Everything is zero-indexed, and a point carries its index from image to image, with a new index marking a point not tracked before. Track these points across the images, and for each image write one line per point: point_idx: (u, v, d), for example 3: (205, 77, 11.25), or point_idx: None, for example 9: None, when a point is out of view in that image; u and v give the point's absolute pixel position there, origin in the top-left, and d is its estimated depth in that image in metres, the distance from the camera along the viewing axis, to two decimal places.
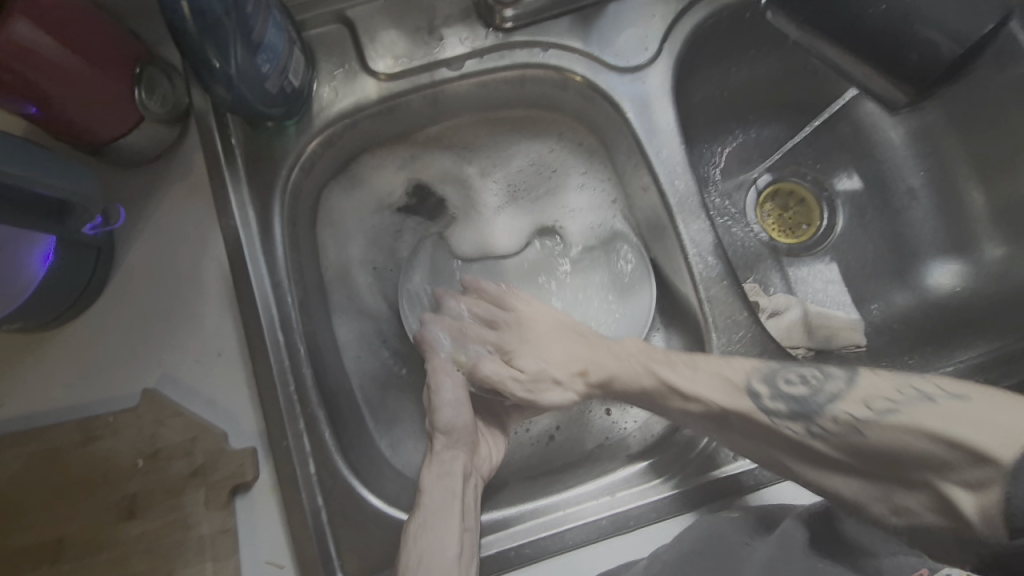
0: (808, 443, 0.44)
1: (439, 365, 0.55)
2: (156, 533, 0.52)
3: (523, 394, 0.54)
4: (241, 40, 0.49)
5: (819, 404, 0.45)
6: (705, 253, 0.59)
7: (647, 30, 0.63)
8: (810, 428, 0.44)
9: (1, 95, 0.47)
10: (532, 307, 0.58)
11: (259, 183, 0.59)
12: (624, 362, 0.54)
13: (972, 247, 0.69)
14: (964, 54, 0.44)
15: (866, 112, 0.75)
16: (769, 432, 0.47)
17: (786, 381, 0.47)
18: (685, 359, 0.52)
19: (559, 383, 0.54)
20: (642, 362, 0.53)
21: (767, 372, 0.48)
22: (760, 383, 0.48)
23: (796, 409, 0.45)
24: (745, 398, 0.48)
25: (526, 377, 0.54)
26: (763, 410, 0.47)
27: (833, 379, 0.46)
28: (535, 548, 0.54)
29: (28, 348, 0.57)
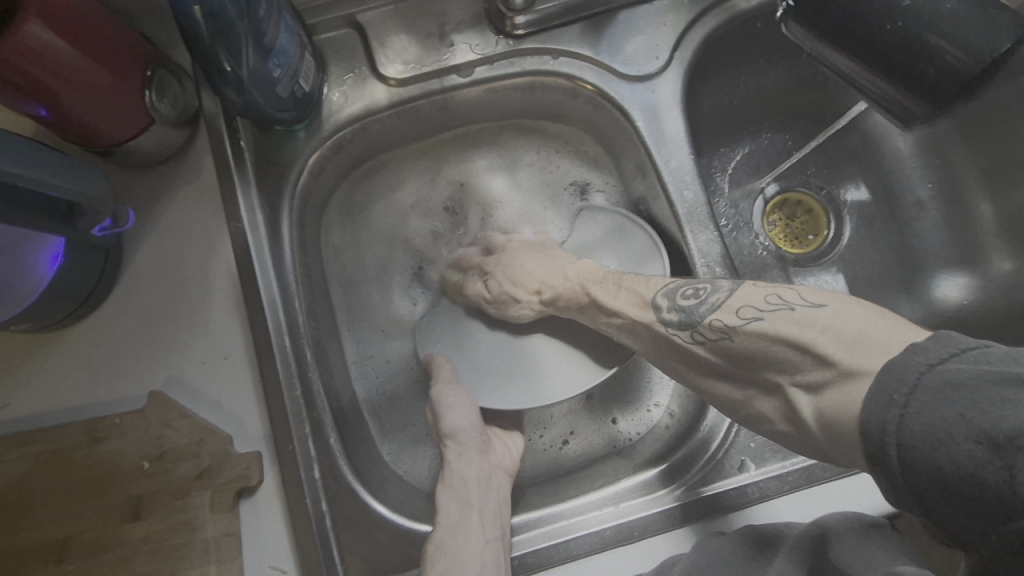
0: (692, 349, 0.47)
1: (441, 383, 0.58)
2: (160, 535, 0.52)
3: (493, 310, 0.60)
4: (253, 44, 0.49)
5: (700, 311, 0.46)
6: (713, 263, 0.59)
7: (658, 39, 0.62)
8: (693, 336, 0.46)
9: (13, 97, 0.47)
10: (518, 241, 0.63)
11: (268, 187, 0.59)
12: (569, 282, 0.56)
13: (981, 260, 0.69)
14: (982, 72, 0.43)
15: (876, 123, 0.75)
16: (664, 342, 0.49)
17: (684, 295, 0.48)
18: (616, 278, 0.54)
19: (519, 301, 0.58)
20: (581, 282, 0.55)
21: (672, 287, 0.50)
22: (663, 297, 0.50)
23: (684, 319, 0.47)
24: (650, 310, 0.50)
25: (491, 296, 0.59)
26: (661, 321, 0.49)
27: (720, 291, 0.47)
28: (538, 557, 0.54)
29: (36, 348, 0.57)
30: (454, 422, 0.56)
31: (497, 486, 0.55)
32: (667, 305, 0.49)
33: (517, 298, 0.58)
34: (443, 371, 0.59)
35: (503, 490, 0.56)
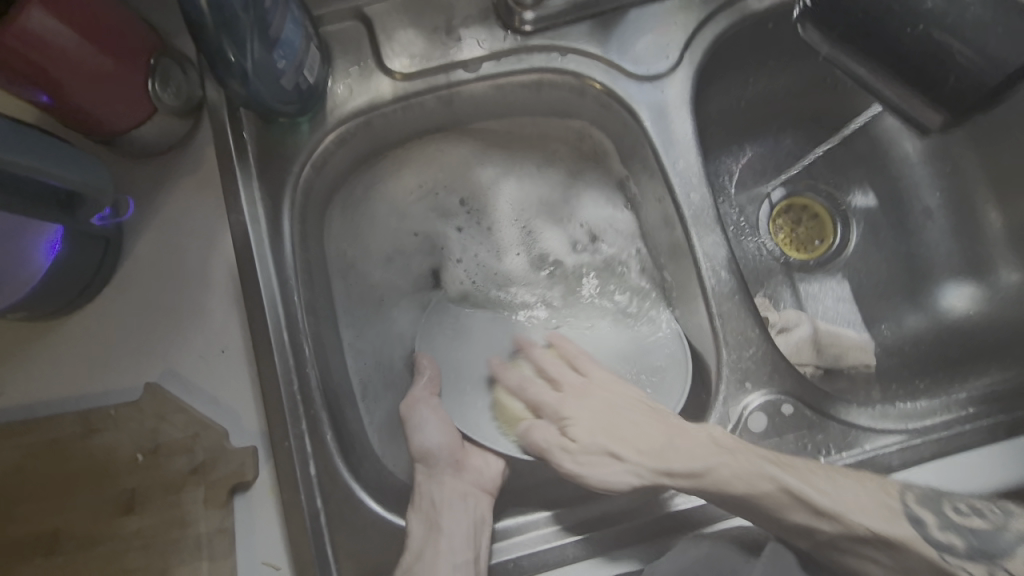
0: (955, 572, 0.47)
1: (416, 396, 0.59)
2: (153, 529, 0.51)
3: (573, 466, 0.53)
4: (259, 35, 0.48)
5: (1001, 543, 0.47)
6: (719, 267, 0.58)
7: (667, 38, 0.62)
8: (991, 570, 0.46)
9: (14, 82, 0.46)
10: (602, 377, 0.59)
11: (270, 179, 0.58)
12: (734, 460, 0.50)
13: (989, 270, 0.69)
14: (1002, 82, 0.42)
15: (886, 129, 0.74)
16: (911, 558, 0.48)
17: (958, 510, 0.48)
18: (801, 465, 0.50)
19: (617, 459, 0.53)
20: (756, 463, 0.49)
21: (931, 497, 0.49)
22: (925, 511, 0.48)
23: (974, 546, 0.47)
24: (905, 523, 0.48)
25: (576, 447, 0.54)
26: (925, 539, 0.47)
27: (1013, 516, 0.48)
28: (533, 560, 0.53)
29: (31, 336, 0.56)
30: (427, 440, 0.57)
31: (472, 504, 0.55)
32: (926, 521, 0.48)
33: (614, 457, 0.53)
34: (420, 382, 0.60)
35: (480, 507, 0.56)
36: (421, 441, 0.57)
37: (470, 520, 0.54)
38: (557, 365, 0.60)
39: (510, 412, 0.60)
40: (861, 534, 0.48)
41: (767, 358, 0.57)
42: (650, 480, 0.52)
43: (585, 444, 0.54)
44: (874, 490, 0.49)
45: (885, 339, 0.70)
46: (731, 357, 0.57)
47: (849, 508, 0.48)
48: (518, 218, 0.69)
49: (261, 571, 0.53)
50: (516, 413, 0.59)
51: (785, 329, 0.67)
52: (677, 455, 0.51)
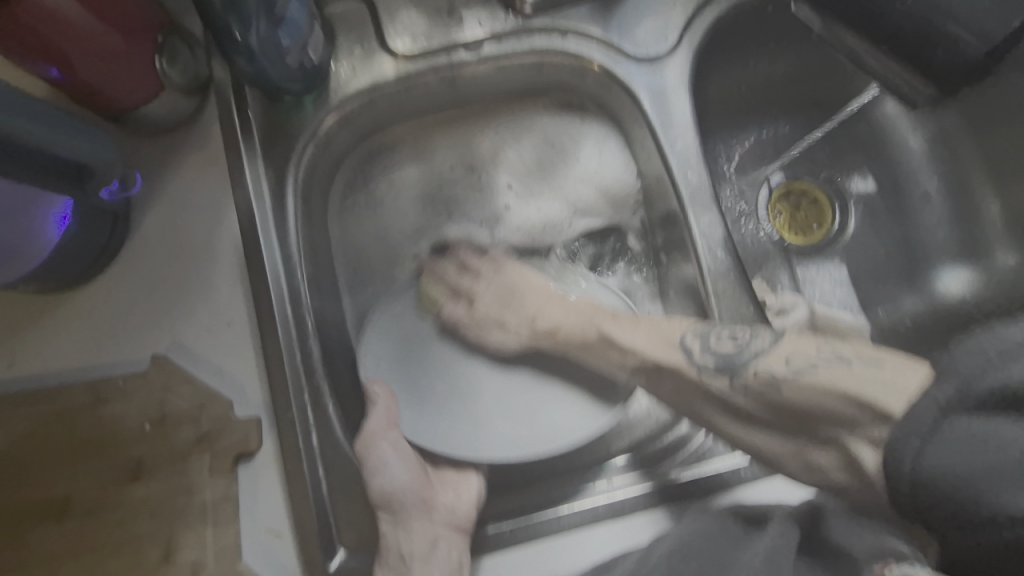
0: (731, 399, 0.52)
1: (373, 430, 0.55)
2: (160, 496, 0.53)
3: (472, 337, 0.62)
4: (264, 14, 0.49)
5: (740, 358, 0.52)
6: (715, 246, 0.59)
7: (667, 20, 0.62)
8: (733, 383, 0.52)
9: (25, 57, 0.47)
10: (515, 271, 0.65)
11: (275, 158, 0.59)
12: (573, 318, 0.61)
13: (986, 254, 0.70)
14: (988, 52, 0.44)
15: (885, 114, 0.75)
16: (694, 383, 0.54)
17: (717, 339, 0.54)
18: (629, 318, 0.59)
19: (503, 327, 0.62)
20: (589, 320, 0.60)
21: (703, 331, 0.55)
22: (693, 340, 0.55)
23: (724, 362, 0.52)
24: (678, 352, 0.55)
25: (475, 318, 0.63)
26: (693, 363, 0.54)
27: (757, 337, 0.53)
28: (530, 531, 0.55)
29: (42, 310, 0.58)
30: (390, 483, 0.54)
31: (442, 548, 0.54)
32: (694, 347, 0.54)
33: (500, 326, 0.62)
34: (375, 414, 0.56)
35: (454, 551, 0.54)
36: (382, 484, 0.54)
37: (443, 562, 0.53)
38: (472, 260, 0.66)
39: (429, 295, 0.63)
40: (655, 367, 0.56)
41: None
42: (525, 343, 0.62)
43: (484, 314, 0.63)
44: (657, 330, 0.57)
45: (880, 322, 0.71)
46: None
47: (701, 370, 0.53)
48: (520, 169, 0.69)
49: (265, 538, 0.54)
50: (439, 296, 0.63)
51: (783, 312, 0.67)
52: (565, 317, 0.61)
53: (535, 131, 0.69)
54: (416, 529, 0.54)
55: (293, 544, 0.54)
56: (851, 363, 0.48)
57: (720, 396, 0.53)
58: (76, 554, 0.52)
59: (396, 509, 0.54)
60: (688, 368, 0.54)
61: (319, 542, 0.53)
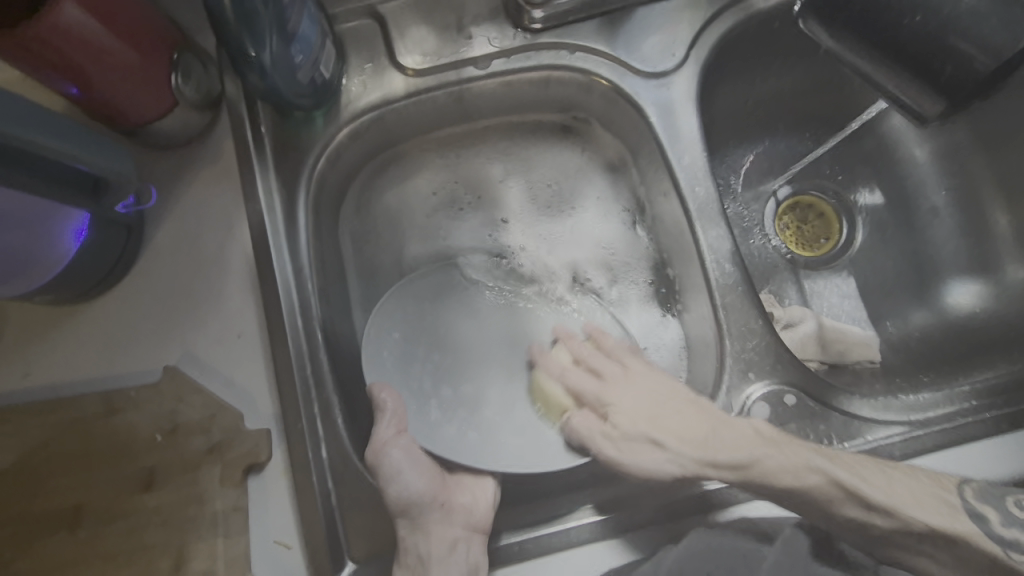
0: (1001, 557, 0.45)
1: (382, 440, 0.52)
2: (170, 506, 0.53)
3: (613, 453, 0.52)
4: (276, 31, 0.50)
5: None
6: (722, 260, 0.59)
7: (674, 35, 0.63)
8: (1009, 549, 0.45)
9: (44, 74, 0.48)
10: (642, 374, 0.57)
11: (286, 172, 0.60)
12: (779, 452, 0.49)
13: (995, 267, 0.69)
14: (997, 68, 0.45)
15: (893, 127, 0.74)
16: (932, 535, 0.46)
17: (1018, 506, 0.46)
18: (848, 460, 0.49)
19: (658, 445, 0.52)
20: (802, 459, 0.49)
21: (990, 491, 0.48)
22: (985, 506, 0.47)
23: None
24: (967, 520, 0.46)
25: (617, 433, 0.54)
26: (999, 538, 0.45)
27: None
28: (536, 544, 0.53)
29: (57, 320, 0.59)
30: (406, 489, 0.51)
31: (463, 549, 0.51)
32: (992, 519, 0.46)
33: (654, 443, 0.52)
34: (383, 422, 0.53)
35: (473, 549, 0.52)
36: (398, 492, 0.51)
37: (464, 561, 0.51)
38: (583, 349, 0.60)
39: (552, 399, 0.58)
40: (874, 506, 0.47)
41: (770, 350, 0.58)
42: (691, 469, 0.51)
43: (626, 431, 0.53)
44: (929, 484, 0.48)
45: (890, 336, 0.70)
46: (735, 348, 0.58)
47: (904, 503, 0.46)
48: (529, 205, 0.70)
49: (273, 550, 0.54)
50: (560, 402, 0.58)
51: (791, 325, 0.67)
52: (721, 446, 0.50)
53: (545, 165, 0.71)
54: (434, 529, 0.51)
55: (301, 555, 0.54)
56: None
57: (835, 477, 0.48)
58: (88, 563, 0.52)
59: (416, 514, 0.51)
60: (909, 512, 0.46)
61: (327, 553, 0.54)
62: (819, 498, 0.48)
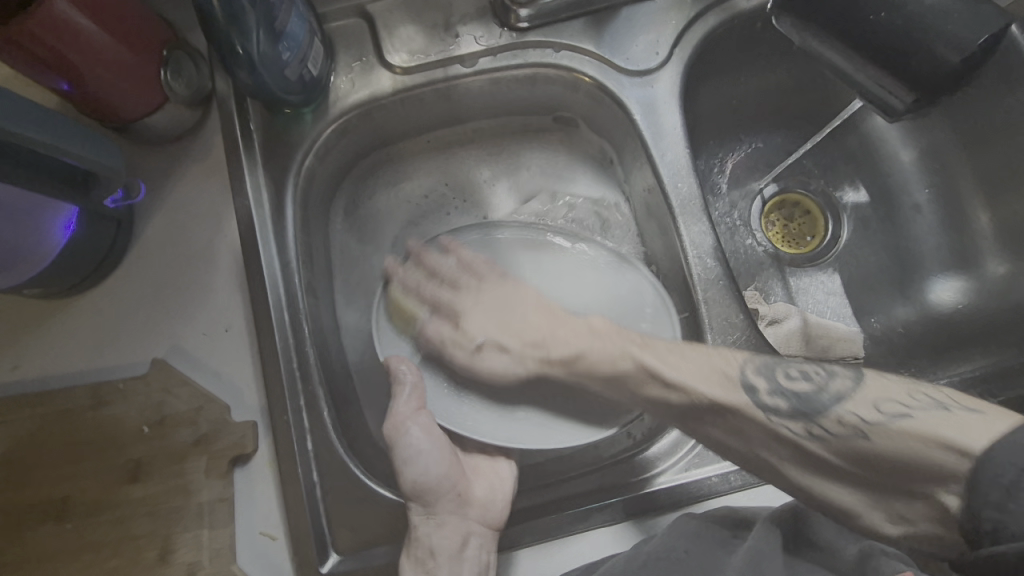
0: (805, 444, 0.45)
1: (401, 414, 0.53)
2: (156, 497, 0.54)
3: (461, 359, 0.58)
4: (264, 27, 0.51)
5: (825, 403, 0.46)
6: (705, 255, 0.60)
7: (658, 35, 0.64)
8: (810, 429, 0.45)
9: (36, 70, 0.49)
10: (500, 281, 0.62)
11: (274, 168, 0.61)
12: (599, 341, 0.55)
13: (976, 264, 0.69)
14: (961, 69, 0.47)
15: (875, 127, 0.75)
16: (769, 434, 0.47)
17: (787, 376, 0.48)
18: (662, 343, 0.54)
19: (502, 350, 0.58)
20: (650, 360, 0.52)
21: (767, 366, 0.49)
22: (757, 377, 0.49)
23: (798, 407, 0.46)
24: (741, 392, 0.48)
25: (466, 340, 0.59)
26: (760, 406, 0.47)
27: (838, 377, 0.47)
28: (528, 534, 0.55)
29: (48, 314, 0.59)
30: (427, 473, 0.52)
31: (473, 544, 0.52)
32: (761, 388, 0.48)
33: (500, 348, 0.58)
34: (403, 396, 0.54)
35: (484, 547, 0.52)
36: (416, 475, 0.52)
37: (474, 559, 0.51)
38: (451, 270, 0.62)
39: (405, 313, 0.60)
40: (706, 405, 0.49)
41: (752, 343, 0.58)
42: (532, 368, 0.57)
43: (474, 337, 0.59)
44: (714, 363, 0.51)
45: (874, 331, 0.71)
46: (718, 342, 0.58)
47: (693, 380, 0.50)
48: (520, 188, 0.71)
49: (259, 541, 0.55)
50: (414, 311, 0.61)
51: (775, 321, 0.68)
52: (556, 344, 0.57)
53: (534, 160, 0.72)
54: (448, 524, 0.52)
55: (287, 546, 0.55)
56: (950, 411, 0.41)
57: (793, 442, 0.46)
58: (75, 553, 0.53)
59: (431, 504, 0.52)
60: (753, 412, 0.47)
61: (312, 545, 0.54)
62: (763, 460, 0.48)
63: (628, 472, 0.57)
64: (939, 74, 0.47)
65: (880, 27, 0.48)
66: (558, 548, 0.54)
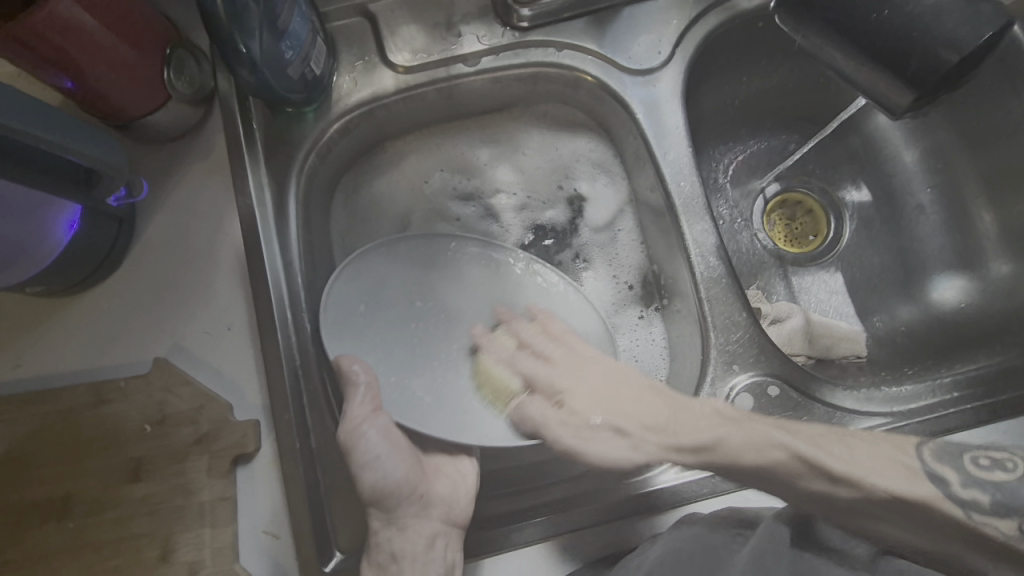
0: (982, 530, 0.44)
1: (356, 418, 0.51)
2: (158, 496, 0.54)
3: (571, 440, 0.54)
4: (268, 26, 0.51)
5: (1014, 487, 0.44)
6: (708, 254, 0.60)
7: (661, 33, 0.64)
8: (1019, 528, 0.43)
9: (40, 69, 0.49)
10: (590, 350, 0.59)
11: (276, 167, 0.61)
12: (711, 426, 0.52)
13: (979, 264, 0.69)
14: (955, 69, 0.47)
15: (878, 126, 0.75)
16: (927, 513, 0.45)
17: (976, 463, 0.46)
18: (835, 437, 0.48)
19: (619, 434, 0.54)
20: (772, 437, 0.49)
21: (950, 451, 0.47)
22: (944, 467, 0.46)
23: (999, 499, 0.44)
24: (930, 483, 0.45)
25: (571, 418, 0.55)
26: (954, 496, 0.44)
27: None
28: (526, 534, 0.54)
29: (49, 312, 0.59)
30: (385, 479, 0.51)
31: (440, 545, 0.52)
32: (951, 480, 0.45)
33: (618, 431, 0.54)
34: (356, 399, 0.51)
35: (450, 547, 0.52)
36: (376, 480, 0.50)
37: (441, 561, 0.51)
38: (532, 334, 0.60)
39: (496, 381, 0.57)
40: (886, 497, 0.45)
41: (755, 341, 0.58)
42: (655, 452, 0.53)
43: (585, 416, 0.55)
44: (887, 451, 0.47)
45: (877, 331, 0.71)
46: (720, 340, 0.58)
47: (874, 472, 0.46)
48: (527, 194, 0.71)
49: (260, 540, 0.55)
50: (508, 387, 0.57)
51: (778, 320, 0.68)
52: (683, 429, 0.52)
53: (536, 148, 0.71)
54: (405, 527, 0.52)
55: (288, 545, 0.55)
56: None
57: (846, 473, 0.46)
58: (77, 552, 0.53)
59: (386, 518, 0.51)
60: (944, 502, 0.44)
61: (313, 544, 0.54)
62: (784, 472, 0.48)
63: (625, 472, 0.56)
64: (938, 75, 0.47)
65: (880, 26, 0.48)
66: (534, 554, 0.54)
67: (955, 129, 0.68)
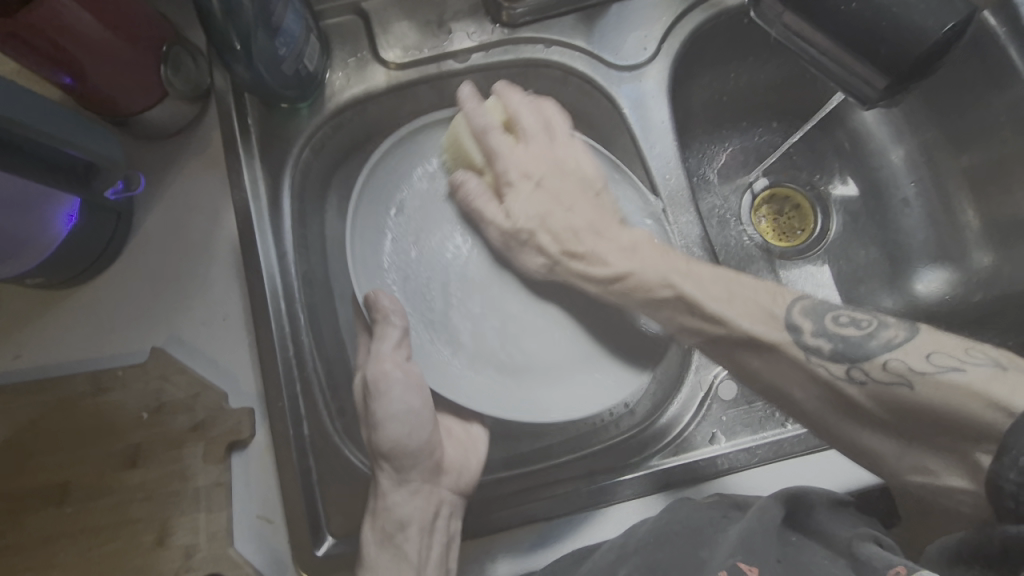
0: (840, 387, 0.46)
1: (381, 355, 0.53)
2: (155, 482, 0.55)
3: (503, 226, 0.61)
4: (262, 24, 0.52)
5: (871, 349, 0.45)
6: (692, 244, 0.62)
7: (648, 30, 0.65)
8: (850, 372, 0.46)
9: (39, 64, 0.51)
10: (540, 151, 0.63)
11: (271, 161, 0.62)
12: (638, 261, 0.58)
13: (962, 256, 0.70)
14: (927, 53, 0.49)
15: (863, 122, 0.76)
16: (801, 370, 0.48)
17: (837, 321, 0.48)
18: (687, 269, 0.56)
19: (540, 251, 0.62)
20: (664, 271, 0.57)
21: (814, 309, 0.50)
22: (802, 318, 0.49)
23: (841, 350, 0.46)
24: (783, 330, 0.49)
25: (510, 221, 0.62)
26: (803, 345, 0.48)
27: (886, 328, 0.47)
28: (513, 515, 0.55)
29: (48, 304, 0.60)
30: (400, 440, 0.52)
31: (443, 516, 0.54)
32: (803, 328, 0.49)
33: (538, 248, 0.62)
34: (389, 339, 0.53)
35: (451, 518, 0.55)
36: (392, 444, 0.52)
37: (444, 529, 0.54)
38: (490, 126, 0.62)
39: (462, 149, 0.63)
40: (742, 339, 0.51)
41: None
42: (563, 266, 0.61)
43: (518, 206, 0.62)
44: (751, 297, 0.52)
45: None
46: None
47: (741, 316, 0.51)
48: None
49: (255, 525, 0.56)
50: (472, 156, 0.63)
51: None
52: (574, 217, 0.62)
53: None
54: (394, 495, 0.53)
55: (282, 530, 0.56)
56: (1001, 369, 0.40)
57: (827, 382, 0.47)
58: (75, 536, 0.54)
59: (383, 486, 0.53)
60: (795, 350, 0.48)
61: (306, 531, 0.55)
62: (650, 292, 0.57)
63: (611, 460, 0.59)
64: (907, 65, 0.50)
65: (855, 17, 0.50)
66: (520, 534, 0.55)
67: (937, 124, 0.70)
